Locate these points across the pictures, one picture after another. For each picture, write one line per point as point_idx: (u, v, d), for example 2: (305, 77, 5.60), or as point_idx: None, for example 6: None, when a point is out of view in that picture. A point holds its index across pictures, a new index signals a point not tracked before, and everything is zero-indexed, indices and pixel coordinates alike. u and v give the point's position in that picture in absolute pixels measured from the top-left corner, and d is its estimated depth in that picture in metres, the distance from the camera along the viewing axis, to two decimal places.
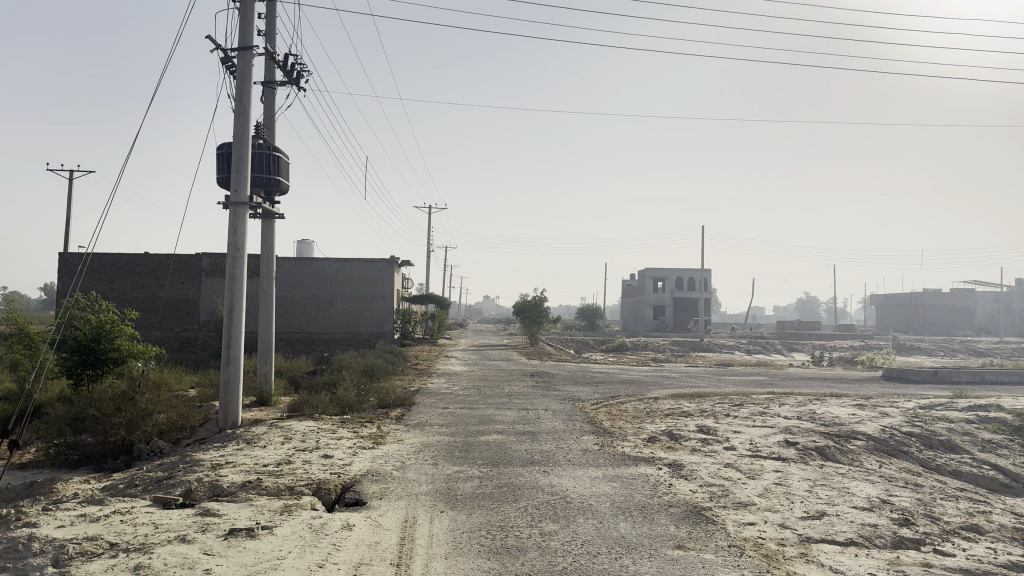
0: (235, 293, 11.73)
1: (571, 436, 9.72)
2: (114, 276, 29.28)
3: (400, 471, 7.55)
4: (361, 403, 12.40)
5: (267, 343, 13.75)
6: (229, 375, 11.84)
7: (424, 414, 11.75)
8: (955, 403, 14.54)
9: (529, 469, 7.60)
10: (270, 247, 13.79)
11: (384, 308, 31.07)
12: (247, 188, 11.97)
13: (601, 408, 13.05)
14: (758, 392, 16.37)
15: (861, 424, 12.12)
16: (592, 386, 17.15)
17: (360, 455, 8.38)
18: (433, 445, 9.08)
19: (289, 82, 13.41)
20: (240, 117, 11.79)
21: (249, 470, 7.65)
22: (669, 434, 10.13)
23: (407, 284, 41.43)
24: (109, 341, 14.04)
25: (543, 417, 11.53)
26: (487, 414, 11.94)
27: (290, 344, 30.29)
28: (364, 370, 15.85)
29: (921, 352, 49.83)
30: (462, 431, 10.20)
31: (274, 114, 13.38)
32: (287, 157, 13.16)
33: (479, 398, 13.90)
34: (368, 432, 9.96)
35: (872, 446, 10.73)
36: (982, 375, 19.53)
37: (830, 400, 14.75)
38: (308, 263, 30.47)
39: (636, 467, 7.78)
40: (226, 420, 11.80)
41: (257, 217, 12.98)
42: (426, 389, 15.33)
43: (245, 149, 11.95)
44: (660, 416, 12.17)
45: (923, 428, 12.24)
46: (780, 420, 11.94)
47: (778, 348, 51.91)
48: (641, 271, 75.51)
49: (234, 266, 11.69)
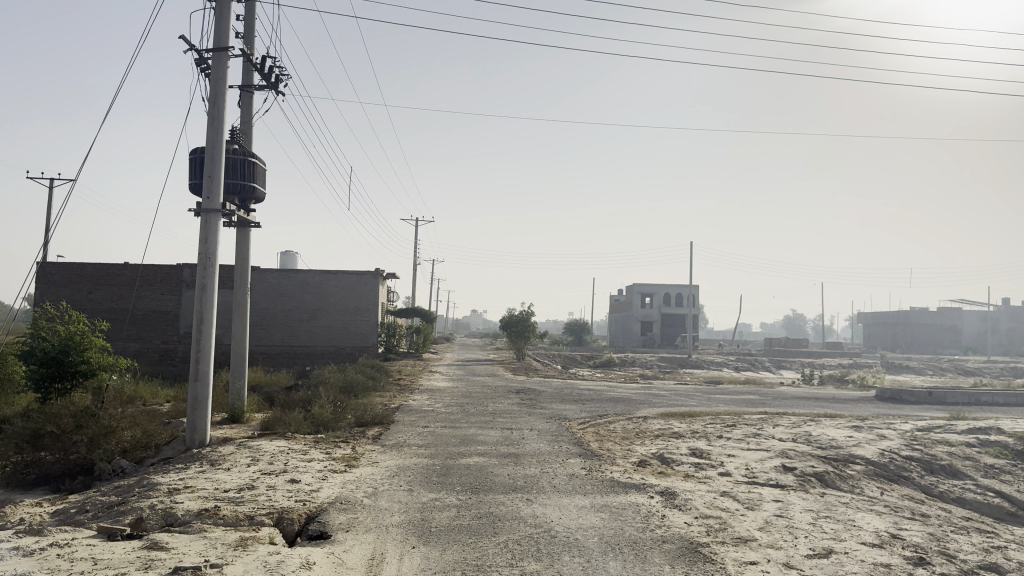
0: (205, 305, 11.15)
1: (557, 459, 9.18)
2: (92, 285, 28.55)
3: (372, 499, 6.98)
4: (336, 422, 11.82)
5: (241, 357, 13.18)
6: (197, 392, 11.22)
7: (402, 434, 11.18)
8: (953, 426, 14.11)
9: (511, 497, 7.05)
10: (245, 257, 13.23)
11: (368, 321, 30.48)
12: (220, 195, 11.43)
13: (589, 428, 12.52)
14: (750, 412, 15.87)
15: (859, 448, 11.64)
16: (580, 405, 16.59)
17: (330, 479, 7.83)
18: (409, 468, 8.53)
19: (267, 86, 12.89)
20: (214, 121, 11.26)
21: (207, 497, 7.05)
22: (660, 457, 9.60)
23: (392, 297, 40.82)
24: (78, 354, 13.34)
25: (527, 438, 10.99)
26: (469, 434, 11.37)
27: (271, 358, 29.57)
28: (343, 386, 15.24)
29: (910, 371, 49.57)
30: (441, 453, 9.65)
31: (251, 119, 12.89)
32: (264, 164, 12.63)
33: (461, 417, 13.34)
34: (342, 453, 9.39)
35: (872, 472, 10.24)
36: (978, 397, 19.16)
37: (826, 421, 14.27)
38: (291, 275, 29.84)
39: (626, 495, 7.24)
40: (193, 438, 11.18)
41: (231, 225, 12.44)
42: (407, 406, 14.75)
43: (219, 155, 11.40)
44: (649, 438, 11.66)
45: (924, 452, 11.77)
46: (775, 443, 11.45)
47: (767, 365, 51.54)
48: (629, 287, 75.05)
49: (205, 276, 11.11)
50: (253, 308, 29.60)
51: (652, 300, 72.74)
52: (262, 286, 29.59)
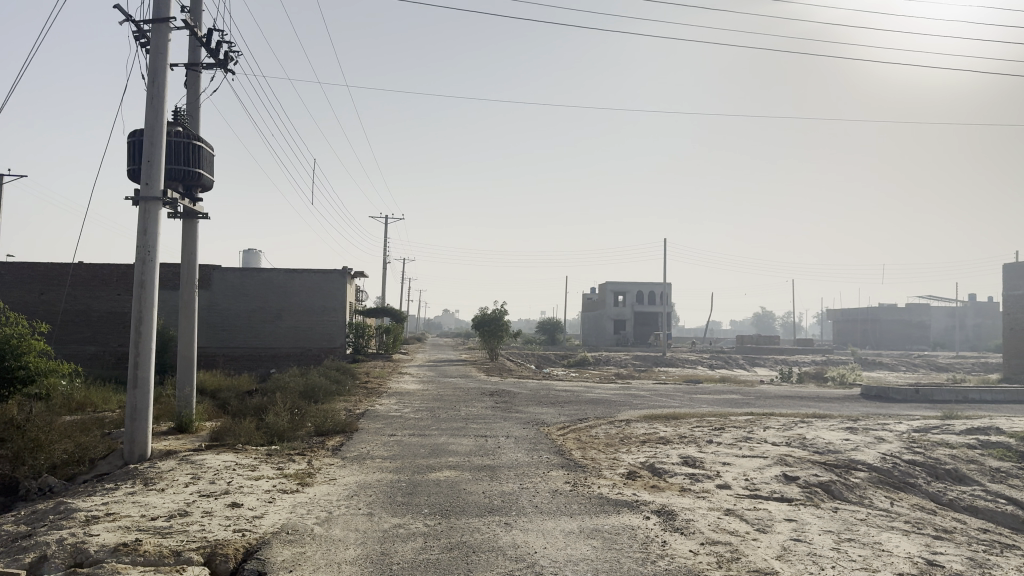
0: (144, 304, 10.03)
1: (537, 472, 8.23)
2: (45, 286, 27.11)
3: (324, 527, 5.99)
4: (292, 431, 10.78)
5: (188, 361, 12.10)
6: (136, 400, 10.07)
7: (365, 444, 10.16)
8: (949, 426, 13.42)
9: (487, 521, 6.10)
10: (192, 251, 12.13)
11: (335, 321, 29.35)
12: (160, 182, 10.33)
13: (569, 434, 11.60)
14: (736, 413, 15.07)
15: (858, 452, 10.84)
16: (557, 408, 15.65)
17: (280, 502, 6.82)
18: (371, 485, 7.54)
19: (215, 64, 11.89)
20: (153, 99, 10.18)
21: (129, 528, 5.98)
22: (650, 467, 8.70)
23: (362, 297, 39.72)
24: (14, 358, 12.05)
25: (504, 446, 10.04)
26: (440, 442, 10.42)
27: (232, 361, 28.25)
28: (304, 391, 14.15)
29: (884, 368, 49.51)
30: (408, 466, 8.64)
31: (198, 99, 11.88)
32: (211, 149, 11.56)
33: (432, 423, 12.33)
34: (295, 469, 8.36)
35: (876, 479, 9.44)
36: (965, 394, 18.62)
37: (817, 423, 13.49)
38: (254, 274, 28.53)
39: (618, 516, 6.31)
40: (132, 452, 10.01)
41: (175, 216, 11.37)
42: (372, 412, 13.70)
43: (159, 136, 10.29)
44: (635, 444, 10.82)
45: (926, 456, 11.02)
46: (769, 447, 10.62)
47: (741, 363, 51.23)
48: (601, 286, 74.53)
49: (143, 272, 9.99)
50: (214, 309, 28.25)
51: (625, 297, 72.41)
52: (224, 286, 28.28)
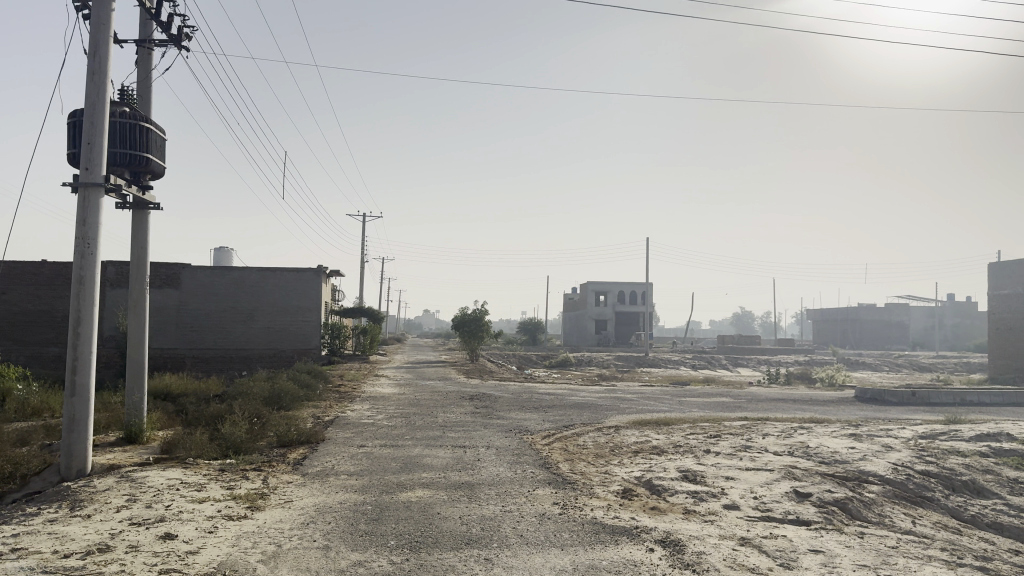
0: (84, 303, 8.98)
1: (520, 490, 7.29)
2: (5, 285, 25.83)
3: (268, 566, 5.01)
4: (251, 443, 9.80)
5: (139, 365, 11.03)
6: (73, 410, 8.99)
7: (332, 458, 9.18)
8: (957, 432, 12.66)
9: (463, 556, 5.17)
10: (142, 246, 11.09)
11: (309, 322, 28.25)
12: (103, 166, 9.27)
13: (556, 443, 10.71)
14: (730, 418, 14.25)
15: (867, 462, 10.03)
16: (542, 412, 14.81)
17: (222, 533, 5.83)
18: (331, 510, 6.56)
19: (168, 41, 10.89)
20: (94, 75, 9.13)
21: (34, 568, 4.96)
22: (647, 484, 7.78)
23: (338, 297, 38.56)
24: None
25: (484, 459, 9.12)
26: (414, 454, 9.47)
27: (202, 363, 27.15)
28: (270, 397, 13.14)
29: (869, 368, 49.27)
30: (376, 484, 7.66)
31: (150, 79, 10.85)
32: (162, 132, 10.52)
33: (406, 432, 11.37)
34: (246, 490, 7.37)
35: (891, 493, 8.62)
36: (963, 397, 17.98)
37: (818, 428, 12.70)
38: (224, 272, 27.37)
39: (618, 548, 5.41)
40: (69, 467, 8.87)
41: (121, 206, 10.33)
42: (343, 419, 12.73)
43: (101, 114, 9.21)
44: (627, 454, 9.95)
45: (939, 465, 10.23)
46: (773, 458, 9.78)
47: (724, 363, 50.65)
48: (582, 286, 73.63)
49: (82, 267, 8.92)
50: (183, 310, 27.09)
51: (607, 298, 71.69)
52: (194, 284, 27.14)
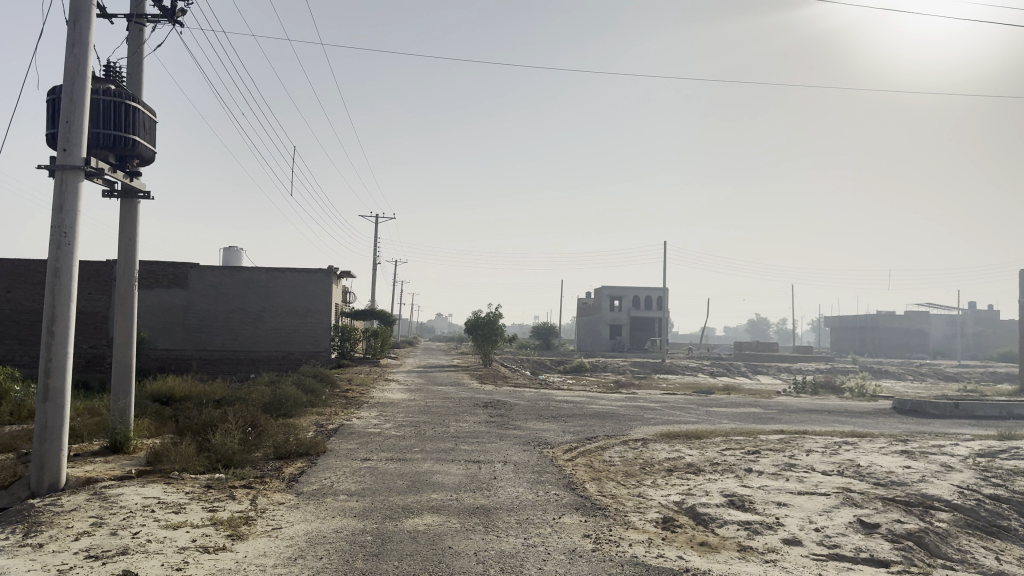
0: (59, 299, 8.05)
1: (544, 519, 6.31)
2: (10, 284, 25.15)
3: None
4: (244, 456, 8.88)
5: (126, 368, 10.14)
6: (46, 417, 8.07)
7: (331, 474, 8.24)
8: (1017, 450, 11.54)
9: None
10: (130, 238, 10.20)
11: (319, 324, 27.39)
12: (83, 148, 8.36)
13: (580, 459, 9.70)
14: (764, 432, 13.18)
15: (928, 484, 8.96)
16: (561, 422, 13.83)
17: (191, 571, 4.89)
18: (324, 541, 5.60)
19: (161, 17, 10.03)
20: (75, 46, 8.25)
21: None
22: (690, 512, 6.76)
23: (348, 299, 37.67)
24: None
25: (502, 477, 8.14)
26: (422, 470, 8.50)
27: (209, 365, 26.34)
28: (268, 404, 12.24)
29: (892, 377, 47.89)
30: (379, 507, 6.68)
31: (142, 55, 9.99)
32: (152, 113, 9.64)
33: (416, 444, 10.42)
34: (230, 513, 6.42)
35: (965, 522, 7.56)
36: (1009, 410, 16.83)
37: (864, 444, 11.62)
38: (233, 272, 26.59)
39: None
40: (40, 481, 7.94)
41: (108, 193, 9.45)
42: (347, 428, 11.81)
43: (82, 91, 8.32)
44: (660, 472, 8.94)
45: (1008, 489, 9.13)
46: (823, 479, 8.73)
47: (742, 370, 49.45)
48: (596, 290, 72.41)
49: (58, 258, 7.99)
50: (190, 310, 26.30)
51: (621, 302, 70.50)
52: (202, 285, 26.35)
